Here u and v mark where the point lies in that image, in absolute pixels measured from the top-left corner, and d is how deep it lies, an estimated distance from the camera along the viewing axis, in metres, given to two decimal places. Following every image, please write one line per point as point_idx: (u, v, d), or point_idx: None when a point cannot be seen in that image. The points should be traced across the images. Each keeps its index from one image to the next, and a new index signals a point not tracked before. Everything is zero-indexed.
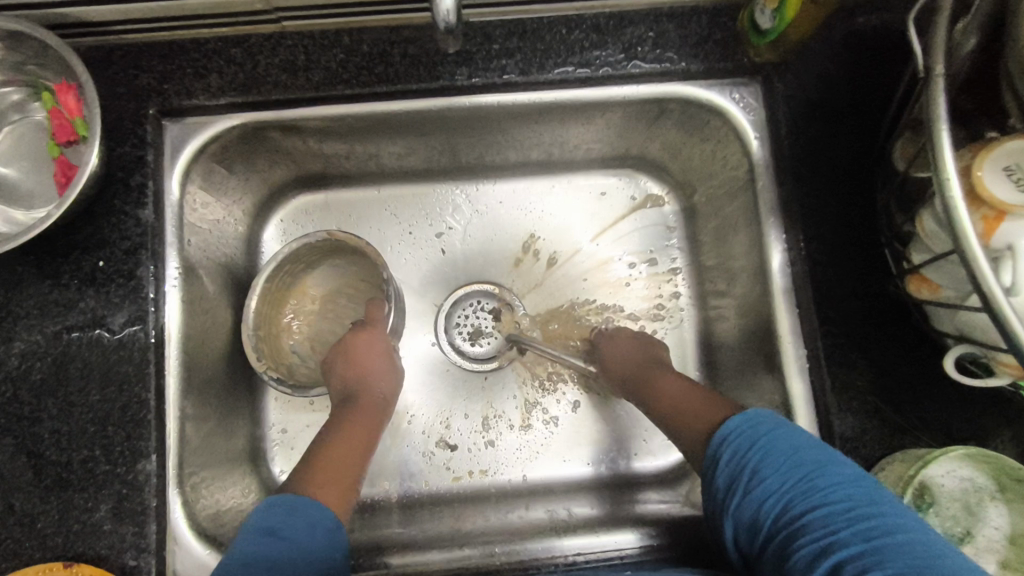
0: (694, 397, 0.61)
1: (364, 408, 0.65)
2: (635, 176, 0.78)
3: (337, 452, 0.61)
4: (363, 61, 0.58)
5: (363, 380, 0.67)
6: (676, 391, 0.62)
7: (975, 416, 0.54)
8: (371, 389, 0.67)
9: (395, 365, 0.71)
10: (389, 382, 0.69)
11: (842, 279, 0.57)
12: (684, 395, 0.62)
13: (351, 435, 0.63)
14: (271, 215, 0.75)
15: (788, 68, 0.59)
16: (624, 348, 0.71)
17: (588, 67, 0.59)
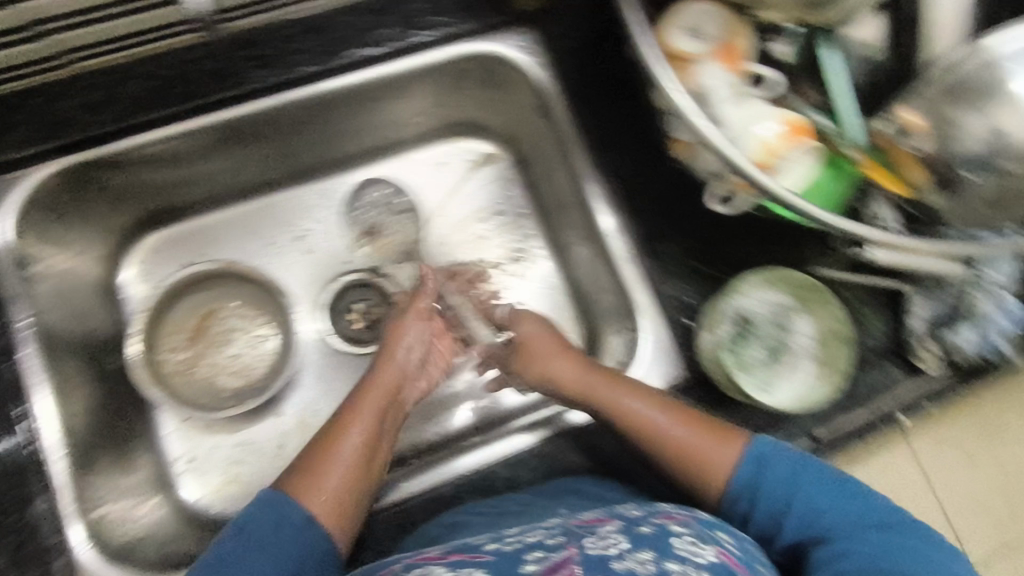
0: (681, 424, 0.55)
1: (380, 386, 0.64)
2: (465, 143, 0.84)
3: (334, 443, 0.57)
4: (165, 84, 0.62)
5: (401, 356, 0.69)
6: (657, 414, 0.56)
7: (771, 251, 0.65)
8: (392, 362, 0.67)
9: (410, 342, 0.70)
10: (405, 357, 0.69)
11: (642, 172, 0.66)
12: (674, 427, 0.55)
13: (351, 416, 0.60)
14: (125, 259, 0.76)
15: (552, 10, 0.67)
16: (546, 343, 0.65)
17: (376, 46, 0.65)
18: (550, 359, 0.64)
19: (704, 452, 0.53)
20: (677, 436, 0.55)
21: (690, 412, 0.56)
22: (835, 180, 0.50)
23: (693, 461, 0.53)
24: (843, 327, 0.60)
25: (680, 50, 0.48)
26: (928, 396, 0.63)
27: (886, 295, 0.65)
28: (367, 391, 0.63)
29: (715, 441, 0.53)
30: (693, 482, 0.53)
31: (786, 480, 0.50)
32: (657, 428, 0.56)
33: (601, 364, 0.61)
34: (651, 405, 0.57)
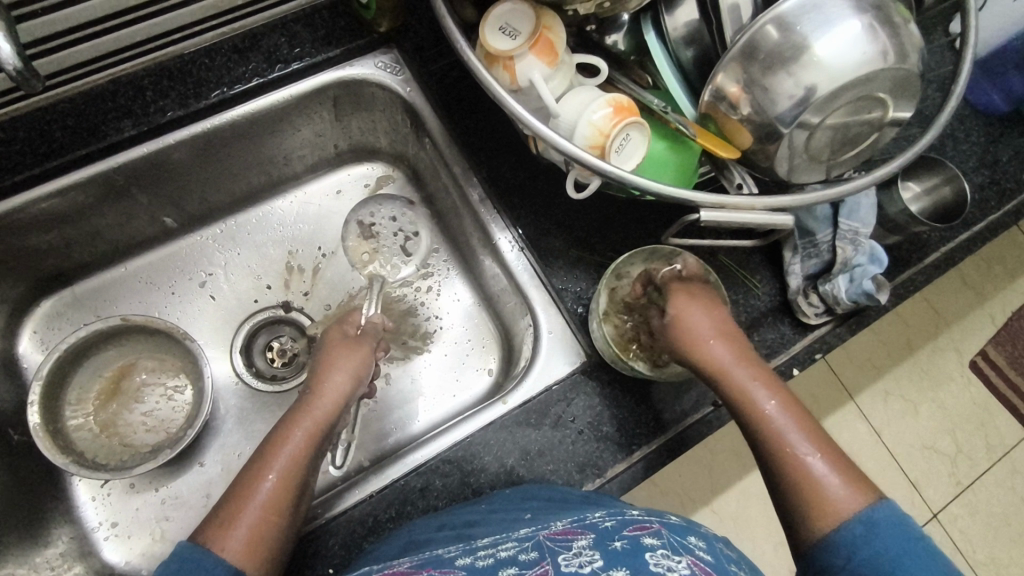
0: (825, 454, 0.51)
1: (312, 414, 0.62)
2: (359, 170, 0.86)
3: (250, 481, 0.55)
4: (26, 146, 0.62)
5: (336, 382, 0.65)
6: (812, 429, 0.52)
7: (651, 230, 0.67)
8: (323, 387, 0.64)
9: (349, 363, 0.67)
10: (341, 382, 0.65)
11: (516, 172, 0.68)
12: (825, 449, 0.51)
13: (274, 451, 0.57)
14: (21, 329, 0.75)
15: (408, 30, 0.70)
16: (707, 315, 0.59)
17: (241, 83, 0.66)
18: (701, 330, 0.58)
19: (822, 488, 0.49)
20: (816, 462, 0.50)
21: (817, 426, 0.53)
22: (674, 153, 0.53)
23: (819, 494, 0.48)
24: (718, 290, 0.62)
25: (497, 51, 0.46)
26: (820, 346, 0.66)
27: (766, 256, 0.68)
28: (293, 427, 0.60)
29: (849, 485, 0.49)
30: (802, 506, 0.49)
31: (864, 523, 0.46)
32: (798, 454, 0.51)
33: (726, 334, 0.58)
34: (798, 414, 0.53)
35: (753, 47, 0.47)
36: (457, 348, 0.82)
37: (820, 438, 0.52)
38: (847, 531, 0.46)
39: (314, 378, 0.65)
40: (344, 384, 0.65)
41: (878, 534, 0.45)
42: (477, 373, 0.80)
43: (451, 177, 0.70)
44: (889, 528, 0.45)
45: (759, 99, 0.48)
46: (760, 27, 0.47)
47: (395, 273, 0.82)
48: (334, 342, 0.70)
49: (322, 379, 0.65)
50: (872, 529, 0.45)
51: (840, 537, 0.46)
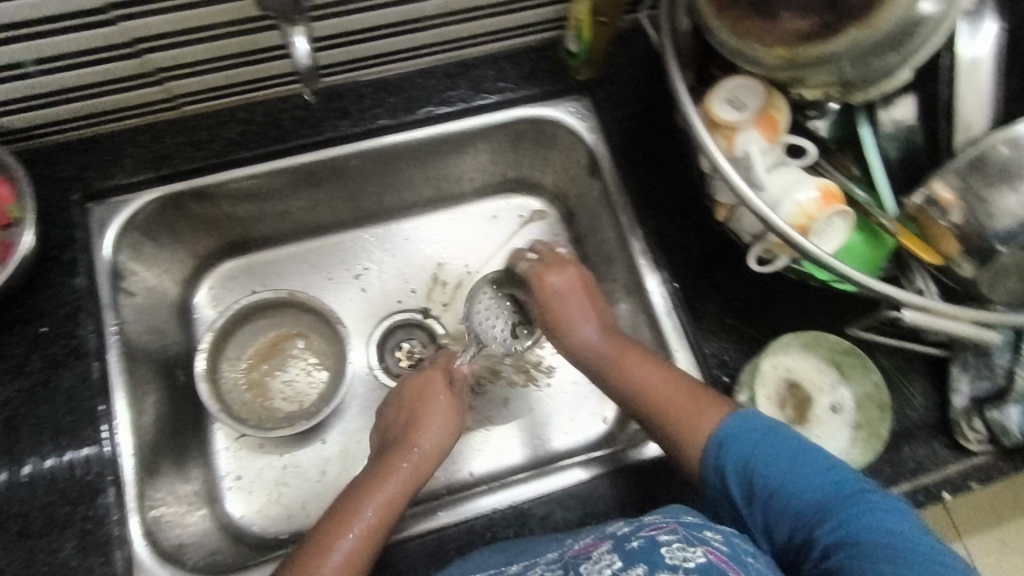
0: (678, 390, 0.60)
1: (406, 466, 0.65)
2: (517, 201, 0.89)
3: (334, 530, 0.59)
4: (258, 128, 0.69)
5: (432, 439, 0.69)
6: (672, 385, 0.61)
7: (810, 317, 0.66)
8: (413, 441, 0.67)
9: (442, 414, 0.71)
10: (428, 437, 0.68)
11: (683, 232, 0.69)
12: (672, 387, 0.61)
13: (357, 502, 0.61)
14: (201, 281, 0.82)
15: (606, 80, 0.73)
16: (575, 304, 0.70)
17: (447, 105, 0.72)
18: (570, 312, 0.70)
19: (685, 413, 0.58)
20: (672, 394, 0.60)
21: (691, 385, 0.60)
22: (870, 246, 0.52)
23: (683, 425, 0.58)
24: (882, 392, 0.60)
25: (722, 121, 0.48)
26: (975, 474, 0.62)
27: (929, 367, 0.65)
28: (384, 475, 0.64)
29: (695, 400, 0.59)
30: (674, 435, 0.59)
31: (740, 457, 0.54)
32: (679, 400, 0.59)
33: (607, 334, 0.68)
34: (670, 376, 0.62)
35: (982, 159, 0.47)
36: (575, 389, 0.82)
37: (675, 372, 0.62)
38: (729, 465, 0.55)
39: (409, 432, 0.68)
40: (438, 443, 0.69)
41: (730, 449, 0.55)
42: (592, 417, 0.80)
43: (615, 224, 0.72)
44: (783, 457, 0.53)
45: (974, 210, 0.48)
46: (990, 143, 0.47)
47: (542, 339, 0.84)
48: (421, 386, 0.73)
49: (419, 433, 0.68)
50: (754, 451, 0.54)
51: (705, 459, 0.56)
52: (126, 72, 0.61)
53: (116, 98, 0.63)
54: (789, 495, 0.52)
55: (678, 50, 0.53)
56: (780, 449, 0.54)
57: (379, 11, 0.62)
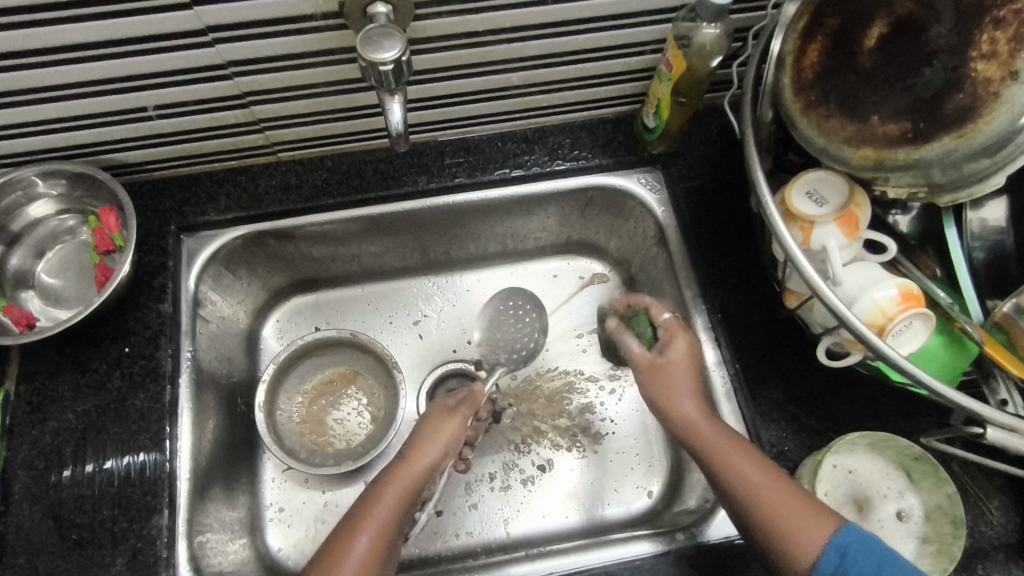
0: (793, 499, 0.53)
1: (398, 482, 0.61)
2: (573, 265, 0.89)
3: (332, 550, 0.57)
4: (343, 177, 0.73)
5: (428, 453, 0.63)
6: (782, 490, 0.53)
7: (878, 415, 0.63)
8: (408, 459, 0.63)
9: (444, 433, 0.65)
10: (427, 454, 0.63)
11: (747, 313, 0.68)
12: (777, 489, 0.53)
13: (353, 521, 0.58)
14: (269, 314, 0.84)
15: (680, 156, 0.74)
16: (683, 383, 0.61)
17: (522, 168, 0.74)
18: (676, 385, 0.61)
19: (800, 525, 0.51)
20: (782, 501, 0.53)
21: (799, 490, 0.54)
22: (950, 352, 0.50)
23: (791, 528, 0.51)
24: (955, 505, 0.56)
25: (800, 213, 0.48)
26: None
27: (1009, 482, 0.60)
28: (378, 496, 0.60)
29: (803, 508, 0.52)
30: (778, 548, 0.52)
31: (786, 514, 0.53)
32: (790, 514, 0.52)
33: (713, 417, 0.59)
34: (779, 486, 0.54)
35: None
36: (623, 458, 0.80)
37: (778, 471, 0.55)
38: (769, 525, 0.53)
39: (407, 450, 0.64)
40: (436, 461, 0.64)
41: (855, 561, 0.49)
42: (637, 491, 0.78)
43: (678, 297, 0.72)
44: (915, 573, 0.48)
45: None
46: None
47: (590, 403, 0.83)
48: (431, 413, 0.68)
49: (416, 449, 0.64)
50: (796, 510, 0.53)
51: (820, 575, 0.50)
52: (233, 121, 0.66)
53: (221, 142, 0.69)
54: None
55: (759, 140, 0.53)
56: (904, 566, 0.48)
57: (470, 79, 0.66)
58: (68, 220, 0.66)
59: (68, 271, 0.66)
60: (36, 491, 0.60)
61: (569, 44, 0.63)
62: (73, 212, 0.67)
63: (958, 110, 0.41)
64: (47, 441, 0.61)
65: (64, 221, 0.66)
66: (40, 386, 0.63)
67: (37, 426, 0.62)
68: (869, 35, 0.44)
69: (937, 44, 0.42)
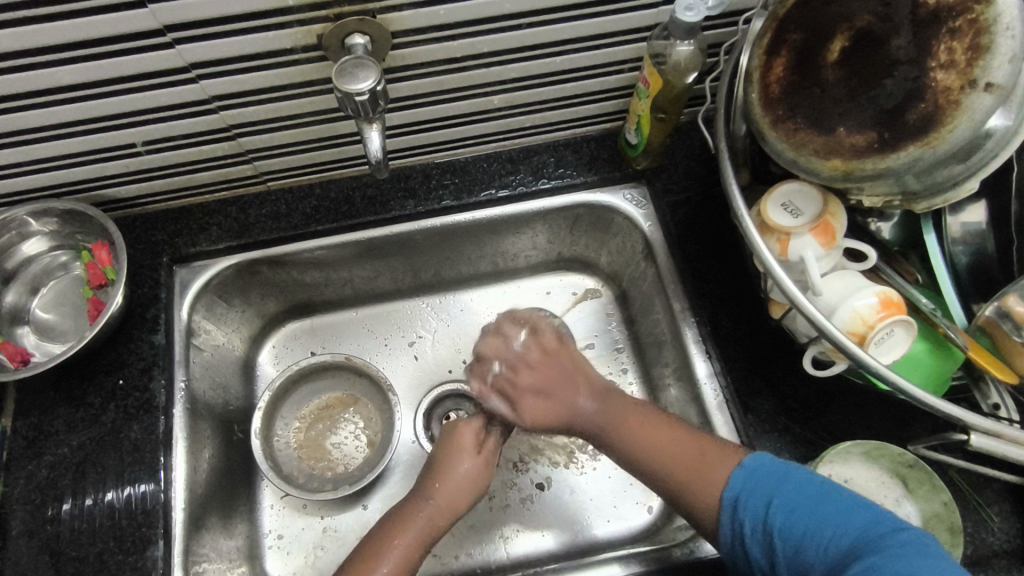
0: (675, 440, 0.59)
1: (428, 514, 0.64)
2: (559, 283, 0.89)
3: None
4: (332, 204, 0.74)
5: (450, 490, 0.65)
6: (660, 433, 0.61)
7: (871, 423, 0.63)
8: (431, 491, 0.65)
9: (466, 461, 0.67)
10: (454, 482, 0.66)
11: (736, 325, 0.68)
12: (660, 435, 0.61)
13: (372, 553, 0.60)
14: (265, 341, 0.85)
15: (663, 171, 0.75)
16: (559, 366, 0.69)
17: (508, 188, 0.75)
18: (555, 380, 0.67)
19: (692, 468, 0.57)
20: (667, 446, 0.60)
21: (689, 434, 0.60)
22: (936, 358, 0.49)
23: (683, 473, 0.58)
24: (952, 513, 0.55)
25: (775, 225, 0.48)
26: None
27: (1008, 488, 0.60)
28: (405, 521, 0.63)
29: (676, 437, 0.60)
30: (688, 495, 0.57)
31: (762, 489, 0.53)
32: (672, 453, 0.59)
33: (597, 392, 0.66)
34: (660, 429, 0.61)
35: None
36: (620, 474, 0.80)
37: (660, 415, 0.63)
38: (746, 500, 0.54)
39: (430, 482, 0.66)
40: (461, 492, 0.65)
41: (749, 497, 0.54)
42: (636, 507, 0.78)
43: (667, 311, 0.72)
44: (803, 502, 0.51)
45: None
46: None
47: None
48: (457, 433, 0.68)
49: (438, 487, 0.65)
50: (773, 484, 0.53)
51: (723, 518, 0.55)
52: (221, 153, 0.67)
53: (210, 175, 0.70)
54: (810, 549, 0.49)
55: (735, 153, 0.54)
56: (793, 496, 0.52)
57: (451, 103, 0.67)
58: (61, 255, 0.68)
59: (62, 306, 0.67)
60: (32, 527, 0.60)
61: (546, 66, 0.64)
62: (67, 248, 0.68)
63: (921, 119, 0.41)
64: (43, 476, 0.62)
65: (57, 256, 0.68)
66: (36, 421, 0.64)
67: (33, 461, 0.63)
68: (832, 48, 0.44)
69: (898, 54, 0.42)
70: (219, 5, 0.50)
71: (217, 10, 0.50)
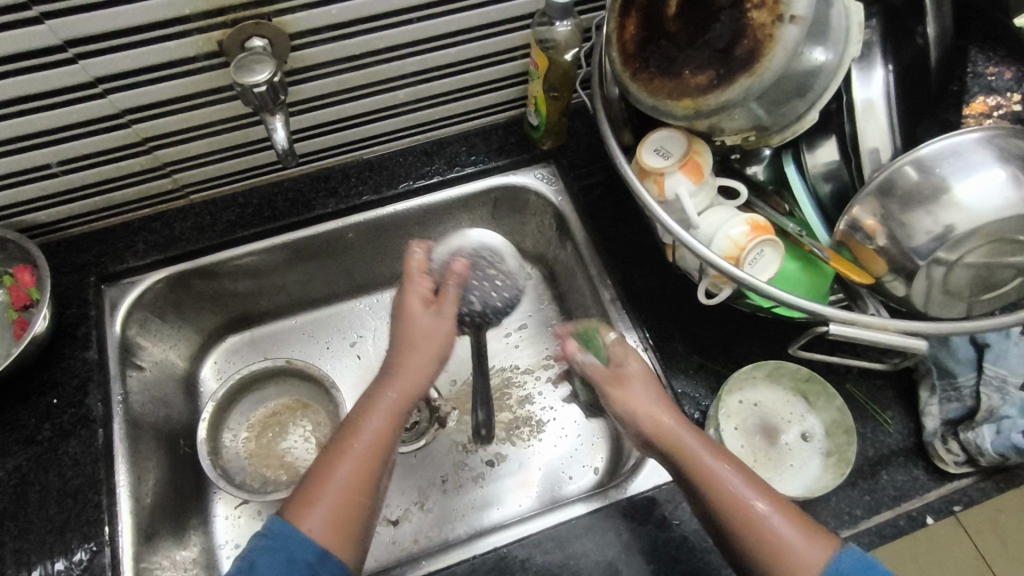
0: (773, 512, 0.51)
1: (406, 382, 0.60)
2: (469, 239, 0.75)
3: (334, 456, 0.55)
4: (255, 210, 0.77)
5: (421, 361, 0.61)
6: (763, 497, 0.51)
7: (775, 351, 0.68)
8: (407, 361, 0.61)
9: (437, 331, 0.62)
10: (441, 351, 0.62)
11: (647, 278, 0.73)
12: (756, 492, 0.52)
13: (356, 427, 0.57)
14: (205, 358, 0.86)
15: (567, 149, 0.80)
16: (643, 392, 0.58)
17: (425, 179, 0.79)
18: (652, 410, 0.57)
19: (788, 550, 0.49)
20: (769, 520, 0.50)
21: (791, 508, 0.52)
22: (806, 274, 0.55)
23: (780, 552, 0.49)
24: (845, 416, 0.60)
25: (650, 168, 0.54)
26: (959, 497, 0.61)
27: (901, 394, 0.66)
28: (378, 398, 0.59)
29: (774, 510, 0.51)
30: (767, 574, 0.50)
31: None
32: (762, 522, 0.50)
33: (683, 415, 0.57)
34: (766, 496, 0.52)
35: (889, 183, 0.50)
36: (566, 441, 0.83)
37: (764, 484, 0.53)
38: None
39: (398, 356, 0.61)
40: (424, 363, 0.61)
41: None
42: (584, 469, 0.81)
43: (586, 276, 0.77)
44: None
45: (894, 232, 0.51)
46: (899, 166, 0.50)
47: (529, 392, 0.87)
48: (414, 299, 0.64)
49: (408, 357, 0.61)
50: None
51: None
52: (137, 168, 0.69)
53: (130, 192, 0.72)
54: None
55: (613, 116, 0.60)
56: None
57: (357, 101, 0.71)
58: None
59: None
60: None
61: (442, 58, 0.69)
62: None
63: (746, 53, 0.47)
64: None
65: None
66: None
67: None
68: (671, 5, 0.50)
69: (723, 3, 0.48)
70: (116, 18, 0.53)
71: (114, 23, 0.53)
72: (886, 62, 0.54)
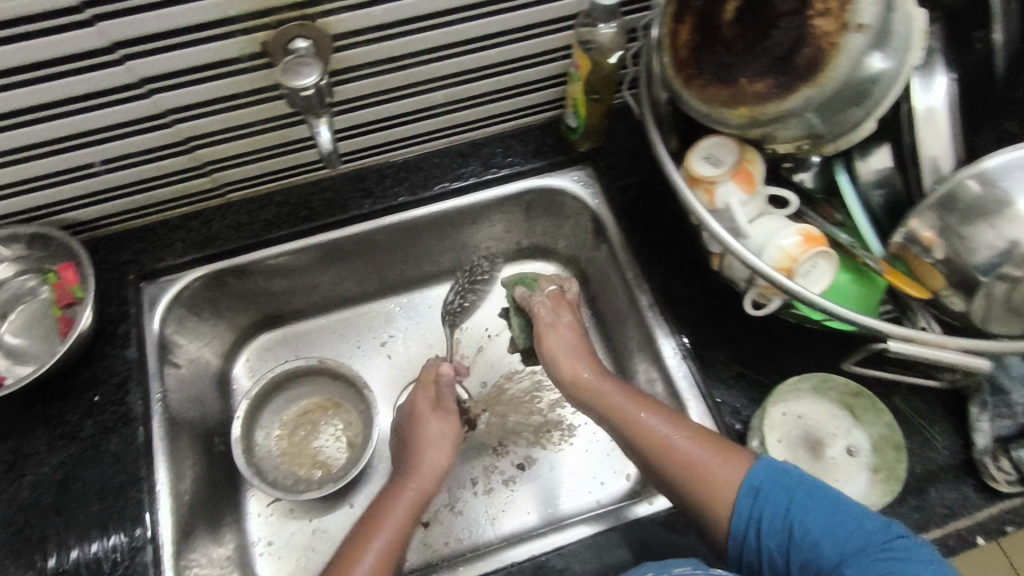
0: (687, 445, 0.59)
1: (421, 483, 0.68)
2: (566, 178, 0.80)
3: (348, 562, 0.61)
4: (291, 210, 0.77)
5: (434, 455, 0.70)
6: (679, 432, 0.60)
7: (819, 362, 0.67)
8: (424, 459, 0.69)
9: (443, 430, 0.72)
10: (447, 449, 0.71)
11: (688, 285, 0.72)
12: (673, 429, 0.60)
13: (370, 533, 0.63)
14: (238, 355, 0.86)
15: (605, 151, 0.79)
16: (569, 352, 0.70)
17: (461, 180, 0.78)
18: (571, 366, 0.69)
19: (703, 474, 0.57)
20: (681, 446, 0.59)
21: (703, 432, 0.60)
22: None
23: (696, 475, 0.57)
24: (894, 432, 0.59)
25: (701, 176, 0.53)
26: (1009, 517, 0.59)
27: (949, 409, 0.64)
28: (392, 501, 0.66)
29: (689, 440, 0.59)
30: (695, 497, 0.57)
31: (779, 504, 0.53)
32: (678, 452, 0.59)
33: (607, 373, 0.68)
34: (682, 429, 0.60)
35: (950, 197, 0.48)
36: (597, 446, 0.82)
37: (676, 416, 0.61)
38: (766, 516, 0.53)
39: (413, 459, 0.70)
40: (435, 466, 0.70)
41: (766, 496, 0.54)
42: (615, 475, 0.80)
43: (622, 281, 0.76)
44: (813, 501, 0.52)
45: (954, 245, 0.49)
46: (959, 180, 0.48)
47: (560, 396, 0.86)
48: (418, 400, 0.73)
49: (420, 462, 0.69)
50: (792, 499, 0.53)
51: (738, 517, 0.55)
52: (177, 168, 0.69)
53: (169, 191, 0.72)
54: (825, 547, 0.50)
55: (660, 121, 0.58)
56: (807, 501, 0.53)
57: (396, 102, 0.70)
58: (28, 280, 0.69)
59: (33, 329, 0.68)
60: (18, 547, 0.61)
61: (482, 60, 0.68)
62: (33, 273, 0.69)
63: (809, 61, 0.46)
64: (25, 496, 0.63)
65: (25, 281, 0.69)
66: (14, 444, 0.65)
67: (15, 483, 0.63)
68: (728, 9, 0.49)
69: (784, 8, 0.47)
70: (164, 20, 0.53)
71: (161, 24, 0.53)
72: (948, 67, 0.52)
